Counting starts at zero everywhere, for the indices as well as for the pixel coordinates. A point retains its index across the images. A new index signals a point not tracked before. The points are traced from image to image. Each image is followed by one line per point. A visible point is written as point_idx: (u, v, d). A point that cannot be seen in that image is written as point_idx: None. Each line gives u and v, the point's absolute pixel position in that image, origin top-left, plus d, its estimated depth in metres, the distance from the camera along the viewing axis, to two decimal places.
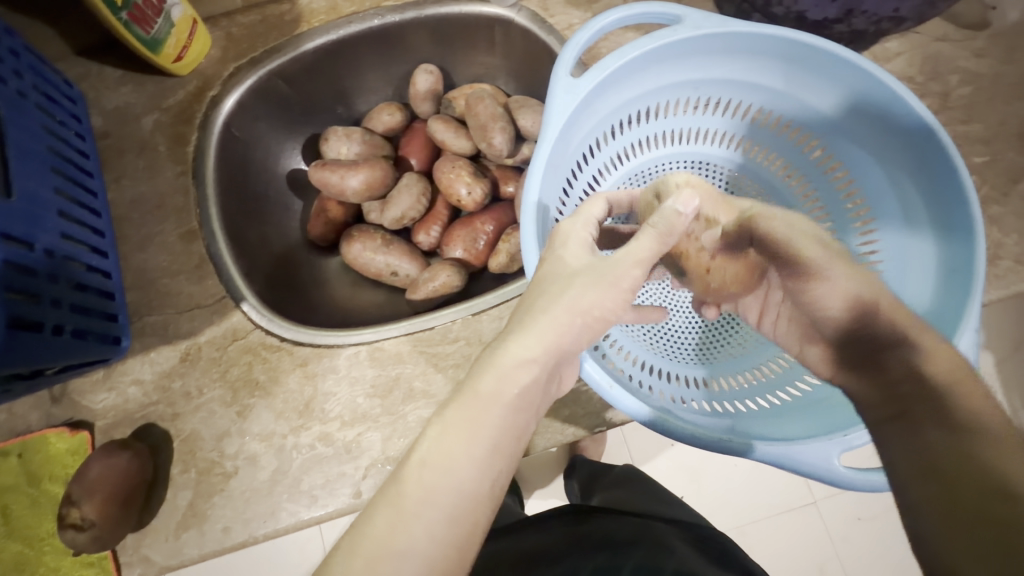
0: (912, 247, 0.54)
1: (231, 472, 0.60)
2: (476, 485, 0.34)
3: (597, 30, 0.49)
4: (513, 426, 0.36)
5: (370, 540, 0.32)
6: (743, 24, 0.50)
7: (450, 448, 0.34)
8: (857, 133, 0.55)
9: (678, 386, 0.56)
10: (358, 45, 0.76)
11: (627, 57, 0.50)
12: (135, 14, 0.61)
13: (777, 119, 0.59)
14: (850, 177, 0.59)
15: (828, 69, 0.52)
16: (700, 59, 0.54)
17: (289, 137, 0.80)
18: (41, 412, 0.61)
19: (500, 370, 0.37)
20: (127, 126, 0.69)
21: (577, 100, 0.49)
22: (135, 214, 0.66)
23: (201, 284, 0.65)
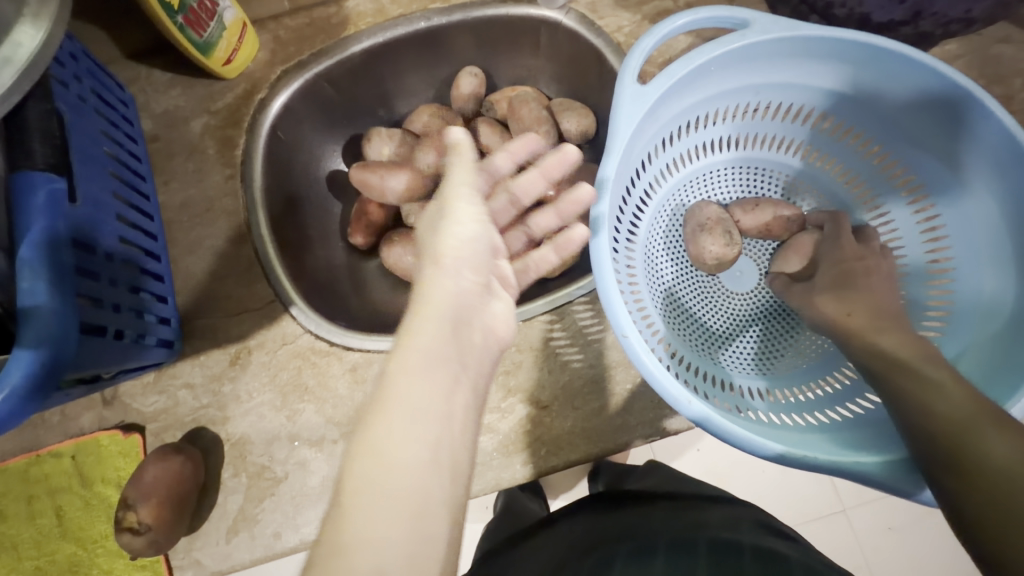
0: (986, 242, 0.53)
1: (281, 478, 0.60)
2: (412, 454, 0.34)
3: (662, 35, 0.48)
4: (438, 389, 0.37)
5: (327, 546, 0.30)
6: (812, 28, 0.49)
7: (381, 435, 0.34)
8: (923, 133, 0.54)
9: (740, 397, 0.55)
10: (403, 48, 0.75)
11: (694, 63, 0.49)
12: (190, 18, 0.61)
13: (836, 121, 0.58)
14: (912, 176, 0.57)
15: (894, 69, 0.50)
16: (763, 64, 0.53)
17: (331, 139, 0.80)
18: (94, 414, 0.61)
19: (407, 350, 0.39)
20: (177, 129, 0.69)
21: (643, 107, 0.48)
22: (185, 217, 0.66)
23: (250, 288, 0.65)
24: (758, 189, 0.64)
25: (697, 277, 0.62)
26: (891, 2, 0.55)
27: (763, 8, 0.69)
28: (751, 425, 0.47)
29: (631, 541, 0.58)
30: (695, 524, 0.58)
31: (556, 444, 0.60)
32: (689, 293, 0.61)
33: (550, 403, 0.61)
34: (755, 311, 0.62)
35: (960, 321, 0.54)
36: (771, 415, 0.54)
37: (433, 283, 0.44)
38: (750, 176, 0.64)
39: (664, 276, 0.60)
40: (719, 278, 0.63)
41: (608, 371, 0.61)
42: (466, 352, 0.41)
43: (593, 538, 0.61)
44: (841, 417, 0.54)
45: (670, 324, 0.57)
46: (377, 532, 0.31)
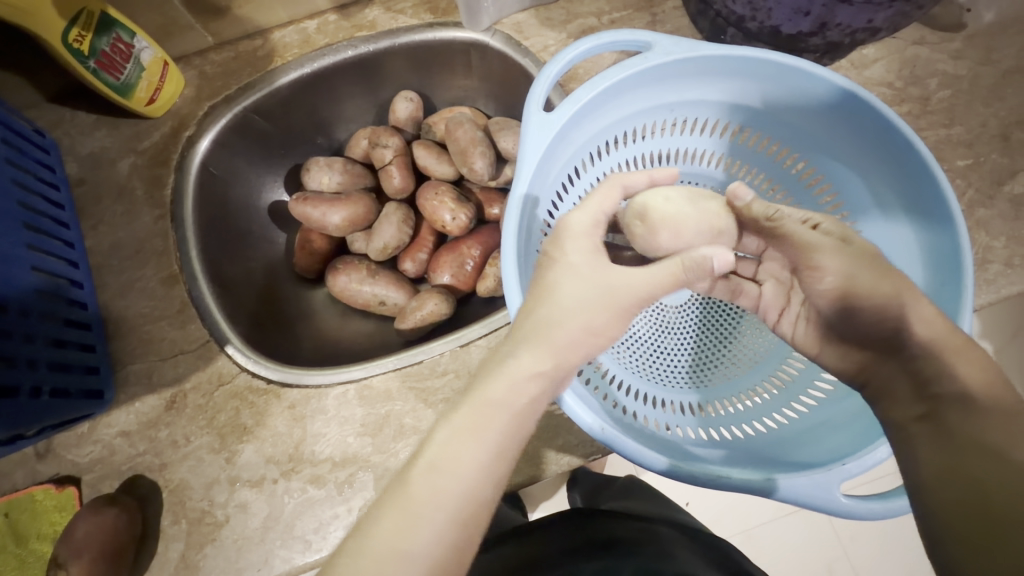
0: (895, 238, 0.55)
1: (222, 521, 0.59)
2: (479, 487, 0.37)
3: (567, 61, 0.50)
4: (521, 431, 0.39)
5: (378, 540, 0.35)
6: (713, 48, 0.51)
7: (458, 454, 0.37)
8: (834, 144, 0.56)
9: (670, 414, 0.56)
10: (335, 76, 0.75)
11: (600, 87, 0.51)
12: (103, 62, 0.60)
13: (749, 134, 0.60)
14: (824, 182, 0.59)
15: (793, 81, 0.53)
16: (673, 84, 0.54)
17: (268, 170, 0.79)
18: (27, 469, 0.60)
19: (512, 379, 0.39)
20: (103, 171, 0.68)
21: (549, 135, 0.50)
22: (114, 261, 0.65)
23: (184, 329, 0.64)
24: None
25: None
26: (796, 16, 0.57)
27: (684, 22, 0.71)
28: (675, 449, 0.49)
29: (601, 559, 0.58)
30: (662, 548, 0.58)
31: None
32: None
33: None
34: (688, 327, 0.63)
35: None
36: (698, 430, 0.56)
37: (569, 322, 0.40)
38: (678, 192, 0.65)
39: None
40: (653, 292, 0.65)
41: None
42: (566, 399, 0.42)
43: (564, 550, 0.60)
44: (768, 427, 0.55)
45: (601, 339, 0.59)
46: (418, 547, 0.35)
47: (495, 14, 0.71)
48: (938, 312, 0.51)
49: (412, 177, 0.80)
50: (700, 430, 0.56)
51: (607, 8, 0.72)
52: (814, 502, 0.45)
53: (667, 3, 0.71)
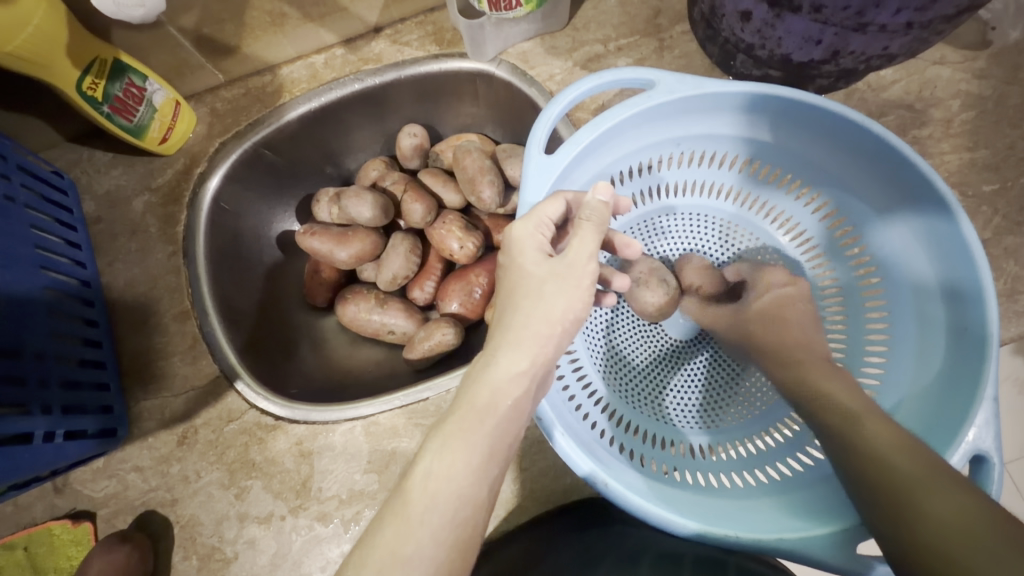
0: (908, 262, 0.54)
1: (231, 558, 0.59)
2: (473, 488, 0.39)
3: (568, 102, 0.49)
4: (506, 433, 0.42)
5: (380, 552, 0.36)
6: (718, 84, 0.51)
7: (451, 460, 0.39)
8: (831, 164, 0.56)
9: (678, 457, 0.57)
10: (345, 108, 0.76)
11: (602, 127, 0.51)
12: (117, 106, 0.62)
13: (755, 163, 0.60)
14: (832, 205, 0.59)
15: (798, 112, 0.52)
16: (669, 121, 0.54)
17: (279, 202, 0.80)
18: (46, 503, 0.61)
19: (492, 385, 0.43)
20: (119, 209, 0.70)
21: (549, 179, 0.50)
22: (129, 298, 0.67)
23: (195, 365, 0.65)
24: (699, 236, 0.65)
25: (641, 329, 0.64)
26: (807, 44, 0.55)
27: (693, 48, 0.69)
28: (684, 501, 0.49)
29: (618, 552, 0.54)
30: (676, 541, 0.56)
31: (505, 508, 0.59)
32: (630, 348, 0.63)
33: None
34: (698, 366, 0.63)
35: (900, 347, 0.55)
36: (705, 476, 0.56)
37: (528, 314, 0.45)
38: (688, 224, 0.65)
39: (607, 334, 0.62)
40: (663, 326, 0.64)
41: None
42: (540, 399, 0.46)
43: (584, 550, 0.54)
44: (780, 474, 0.55)
45: (611, 381, 0.59)
46: (412, 550, 0.36)
47: (500, 43, 0.71)
48: (961, 317, 0.49)
49: (433, 212, 0.78)
50: (707, 475, 0.56)
51: (613, 35, 0.71)
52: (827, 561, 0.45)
53: (675, 28, 0.70)
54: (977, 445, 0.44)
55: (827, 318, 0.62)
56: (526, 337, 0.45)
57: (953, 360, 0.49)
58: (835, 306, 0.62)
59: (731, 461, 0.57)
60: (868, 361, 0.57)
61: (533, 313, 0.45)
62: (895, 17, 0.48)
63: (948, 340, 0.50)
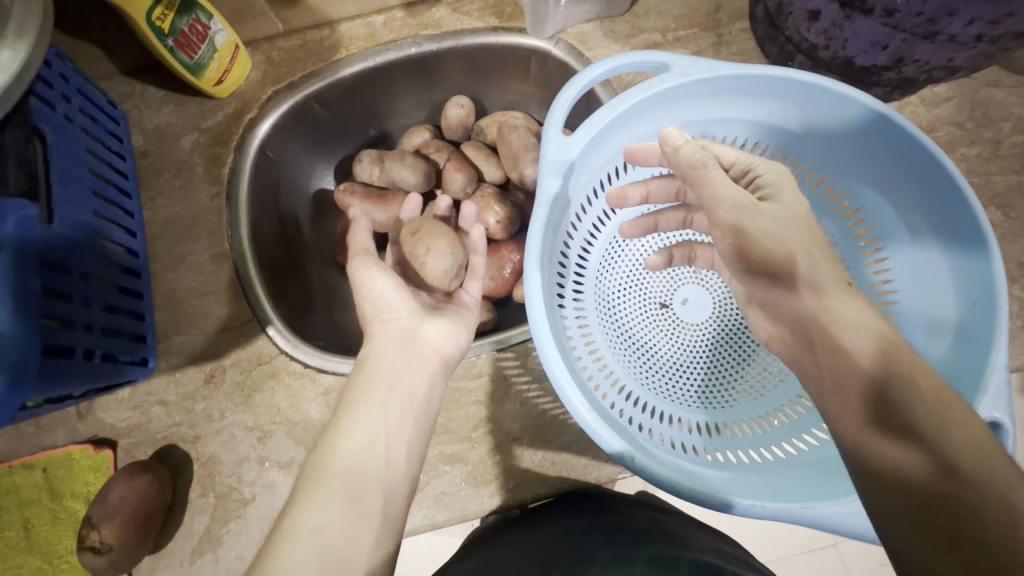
0: (927, 275, 0.54)
1: (249, 499, 0.60)
2: (365, 452, 0.49)
3: (583, 85, 0.51)
4: (393, 403, 0.52)
5: (297, 515, 0.44)
6: (733, 67, 0.51)
7: (349, 430, 0.50)
8: (859, 162, 0.56)
9: (679, 431, 0.56)
10: (396, 71, 0.76)
11: (618, 109, 0.52)
12: (180, 40, 0.62)
13: (782, 155, 0.60)
14: (855, 207, 0.59)
15: (830, 105, 0.52)
16: (699, 103, 0.55)
17: (320, 159, 0.80)
18: (67, 427, 0.61)
19: (375, 361, 0.54)
20: (166, 146, 0.70)
21: (569, 157, 0.52)
22: (169, 233, 0.67)
23: (229, 307, 0.65)
24: None
25: (651, 314, 0.64)
26: (873, 48, 0.55)
27: (751, 45, 0.70)
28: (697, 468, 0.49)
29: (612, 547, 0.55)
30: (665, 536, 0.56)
31: (525, 479, 0.60)
32: (640, 327, 0.63)
33: (521, 436, 0.60)
34: (712, 345, 0.63)
35: None
36: (706, 451, 0.55)
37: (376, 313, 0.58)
38: None
39: (617, 312, 0.62)
40: (674, 312, 0.64)
41: None
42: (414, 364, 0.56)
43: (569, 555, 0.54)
44: (787, 452, 0.55)
45: (621, 359, 0.59)
46: (311, 514, 0.44)
47: (561, 22, 0.72)
48: (971, 333, 0.50)
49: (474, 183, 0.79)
50: (706, 450, 0.56)
51: (673, 25, 0.71)
52: (852, 530, 0.46)
53: (735, 25, 0.71)
54: (990, 413, 0.45)
55: None
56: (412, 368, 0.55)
57: (955, 373, 0.50)
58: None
59: (734, 439, 0.57)
60: None
61: (388, 326, 0.57)
62: (967, 28, 0.48)
63: (954, 356, 0.51)
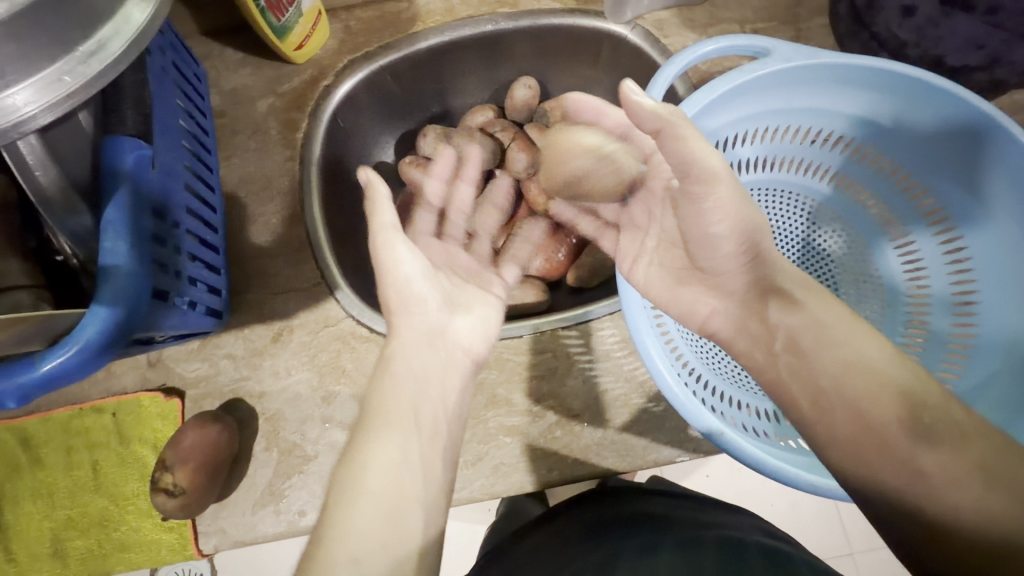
0: (1011, 276, 0.54)
1: (312, 456, 0.61)
2: (399, 472, 0.45)
3: (684, 64, 0.52)
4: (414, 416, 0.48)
5: (336, 536, 0.40)
6: (831, 56, 0.53)
7: (376, 441, 0.46)
8: (947, 159, 0.56)
9: (749, 416, 0.58)
10: (467, 48, 0.77)
11: (718, 91, 0.53)
12: (271, 2, 0.63)
13: (865, 149, 0.61)
14: (938, 207, 0.59)
15: (924, 98, 0.54)
16: (792, 89, 0.56)
17: (384, 131, 0.81)
18: (137, 375, 0.62)
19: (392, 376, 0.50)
20: (243, 107, 0.71)
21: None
22: (243, 192, 0.68)
23: (298, 268, 0.66)
24: (788, 214, 0.66)
25: None
26: (968, 48, 0.56)
27: (829, 41, 0.70)
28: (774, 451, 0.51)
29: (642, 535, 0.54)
30: (697, 521, 0.56)
31: (584, 454, 0.61)
32: None
33: (583, 413, 0.62)
34: None
35: (984, 357, 0.56)
36: (777, 437, 0.57)
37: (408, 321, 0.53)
38: (781, 201, 0.66)
39: None
40: None
41: (640, 388, 0.62)
42: (432, 376, 0.52)
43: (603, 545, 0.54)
44: None
45: (691, 344, 0.60)
46: (353, 533, 0.41)
47: (640, 7, 0.72)
48: None
49: (536, 164, 0.79)
50: (777, 436, 0.57)
51: (751, 17, 0.71)
52: None
53: (814, 20, 0.70)
54: None
55: (907, 323, 0.62)
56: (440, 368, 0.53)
57: None
58: (917, 317, 0.61)
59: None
60: (946, 365, 0.58)
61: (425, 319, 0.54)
62: None
63: None
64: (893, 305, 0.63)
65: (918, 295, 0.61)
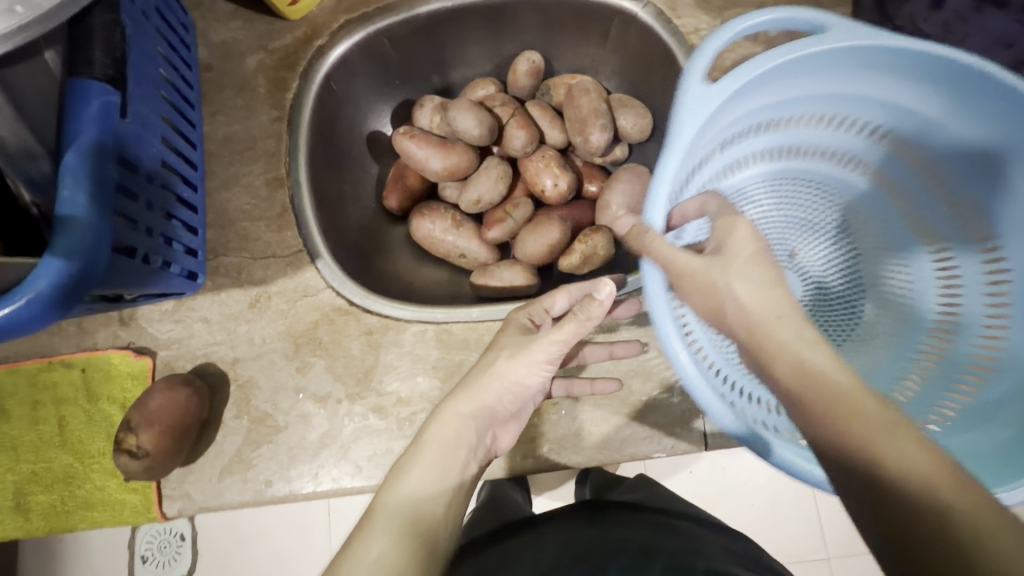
0: None
1: (282, 427, 0.60)
2: (430, 493, 0.46)
3: (735, 32, 0.46)
4: (452, 450, 0.48)
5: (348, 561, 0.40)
6: (888, 37, 0.46)
7: (411, 476, 0.46)
8: (1003, 172, 0.50)
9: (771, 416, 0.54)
10: (469, 16, 0.74)
11: (754, 71, 0.47)
12: None
13: (912, 150, 0.55)
14: (984, 223, 0.53)
15: (987, 97, 0.47)
16: (837, 74, 0.50)
17: (380, 98, 0.78)
18: (109, 331, 0.61)
19: (445, 416, 0.50)
20: (231, 63, 0.68)
21: (707, 111, 0.46)
22: (226, 152, 0.66)
23: (280, 234, 0.64)
24: (817, 213, 0.62)
25: None
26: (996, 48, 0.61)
27: None
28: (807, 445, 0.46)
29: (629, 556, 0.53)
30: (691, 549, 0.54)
31: (559, 442, 0.60)
32: None
33: (561, 402, 0.60)
34: None
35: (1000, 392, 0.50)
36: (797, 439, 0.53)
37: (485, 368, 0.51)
38: (812, 198, 0.61)
39: None
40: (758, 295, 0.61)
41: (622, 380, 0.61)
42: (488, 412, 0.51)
43: (572, 545, 0.55)
44: None
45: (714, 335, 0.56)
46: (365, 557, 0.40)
47: None
48: None
49: (535, 143, 0.76)
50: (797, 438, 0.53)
51: (770, 2, 0.68)
52: None
53: None
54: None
55: (922, 345, 0.56)
56: (488, 393, 0.50)
57: None
58: (936, 339, 0.56)
59: None
60: (951, 396, 0.53)
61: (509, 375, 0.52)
62: None
63: None
64: (915, 324, 0.58)
65: (947, 319, 0.56)
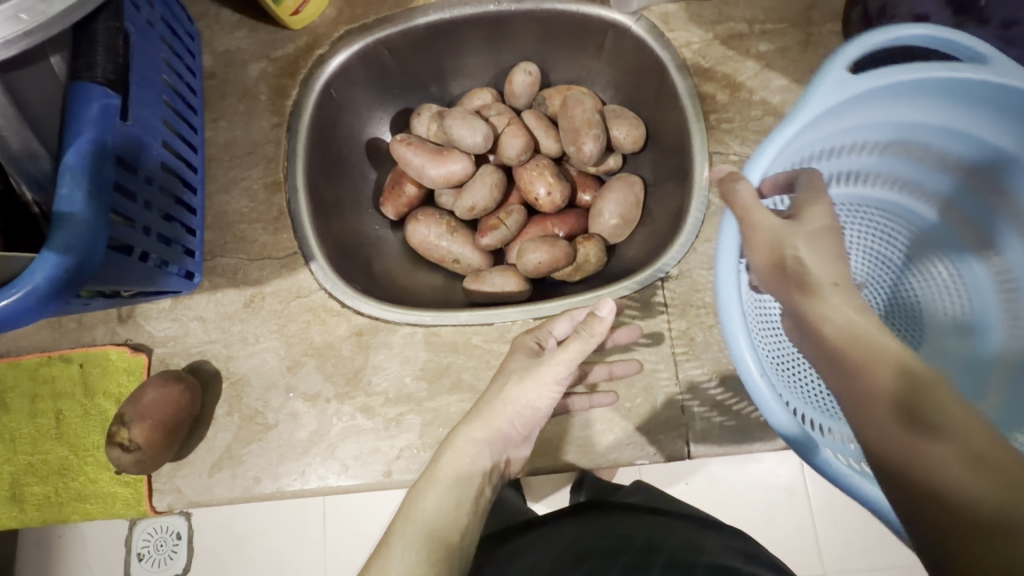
0: None
1: (271, 425, 0.61)
2: (452, 510, 0.46)
3: (896, 36, 0.49)
4: (467, 465, 0.49)
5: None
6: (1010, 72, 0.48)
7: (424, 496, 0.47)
8: None
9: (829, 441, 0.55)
10: (466, 28, 0.76)
11: (887, 82, 0.49)
12: None
13: (1000, 185, 0.55)
14: None
15: None
16: (951, 101, 0.52)
17: (379, 106, 0.80)
18: (108, 328, 0.63)
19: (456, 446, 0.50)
20: (234, 70, 0.70)
21: (839, 97, 0.49)
22: (227, 156, 0.68)
23: (276, 236, 0.65)
24: (897, 235, 0.62)
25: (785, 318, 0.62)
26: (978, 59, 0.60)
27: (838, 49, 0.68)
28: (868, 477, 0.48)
29: (628, 555, 0.50)
30: (690, 547, 0.52)
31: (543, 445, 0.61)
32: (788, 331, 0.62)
33: None
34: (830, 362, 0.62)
35: None
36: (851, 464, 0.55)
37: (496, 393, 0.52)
38: (893, 220, 0.62)
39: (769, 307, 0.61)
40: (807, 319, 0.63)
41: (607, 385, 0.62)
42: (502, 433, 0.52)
43: (570, 549, 0.53)
44: None
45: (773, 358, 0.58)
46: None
47: None
48: None
49: (530, 151, 0.77)
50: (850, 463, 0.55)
51: (760, 17, 0.70)
52: None
53: (825, 26, 0.69)
54: None
55: (991, 380, 0.56)
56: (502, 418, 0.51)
57: None
58: (1006, 374, 0.55)
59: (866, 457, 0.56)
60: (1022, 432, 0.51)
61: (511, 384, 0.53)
62: None
63: None
64: (983, 356, 0.57)
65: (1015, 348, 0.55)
